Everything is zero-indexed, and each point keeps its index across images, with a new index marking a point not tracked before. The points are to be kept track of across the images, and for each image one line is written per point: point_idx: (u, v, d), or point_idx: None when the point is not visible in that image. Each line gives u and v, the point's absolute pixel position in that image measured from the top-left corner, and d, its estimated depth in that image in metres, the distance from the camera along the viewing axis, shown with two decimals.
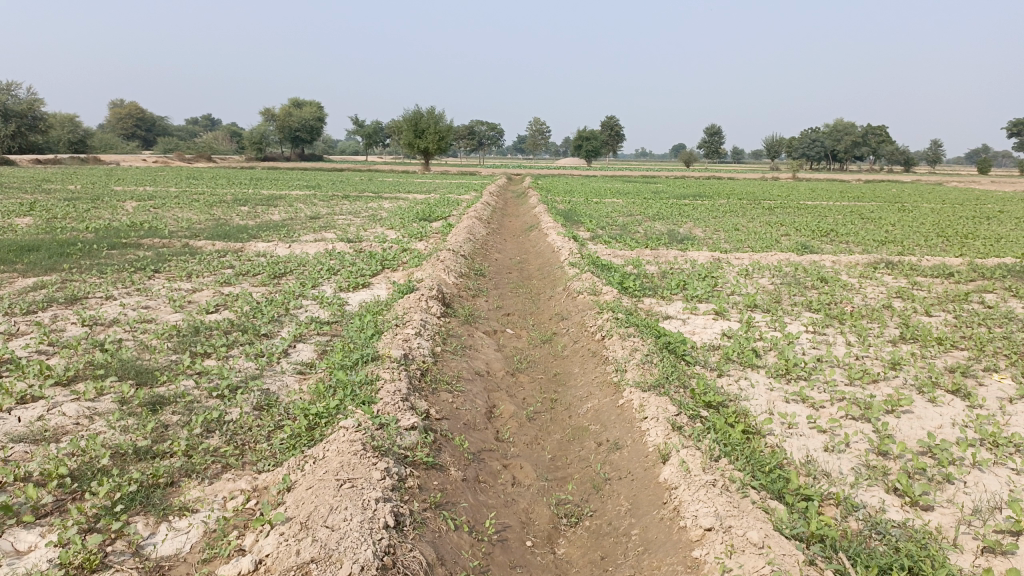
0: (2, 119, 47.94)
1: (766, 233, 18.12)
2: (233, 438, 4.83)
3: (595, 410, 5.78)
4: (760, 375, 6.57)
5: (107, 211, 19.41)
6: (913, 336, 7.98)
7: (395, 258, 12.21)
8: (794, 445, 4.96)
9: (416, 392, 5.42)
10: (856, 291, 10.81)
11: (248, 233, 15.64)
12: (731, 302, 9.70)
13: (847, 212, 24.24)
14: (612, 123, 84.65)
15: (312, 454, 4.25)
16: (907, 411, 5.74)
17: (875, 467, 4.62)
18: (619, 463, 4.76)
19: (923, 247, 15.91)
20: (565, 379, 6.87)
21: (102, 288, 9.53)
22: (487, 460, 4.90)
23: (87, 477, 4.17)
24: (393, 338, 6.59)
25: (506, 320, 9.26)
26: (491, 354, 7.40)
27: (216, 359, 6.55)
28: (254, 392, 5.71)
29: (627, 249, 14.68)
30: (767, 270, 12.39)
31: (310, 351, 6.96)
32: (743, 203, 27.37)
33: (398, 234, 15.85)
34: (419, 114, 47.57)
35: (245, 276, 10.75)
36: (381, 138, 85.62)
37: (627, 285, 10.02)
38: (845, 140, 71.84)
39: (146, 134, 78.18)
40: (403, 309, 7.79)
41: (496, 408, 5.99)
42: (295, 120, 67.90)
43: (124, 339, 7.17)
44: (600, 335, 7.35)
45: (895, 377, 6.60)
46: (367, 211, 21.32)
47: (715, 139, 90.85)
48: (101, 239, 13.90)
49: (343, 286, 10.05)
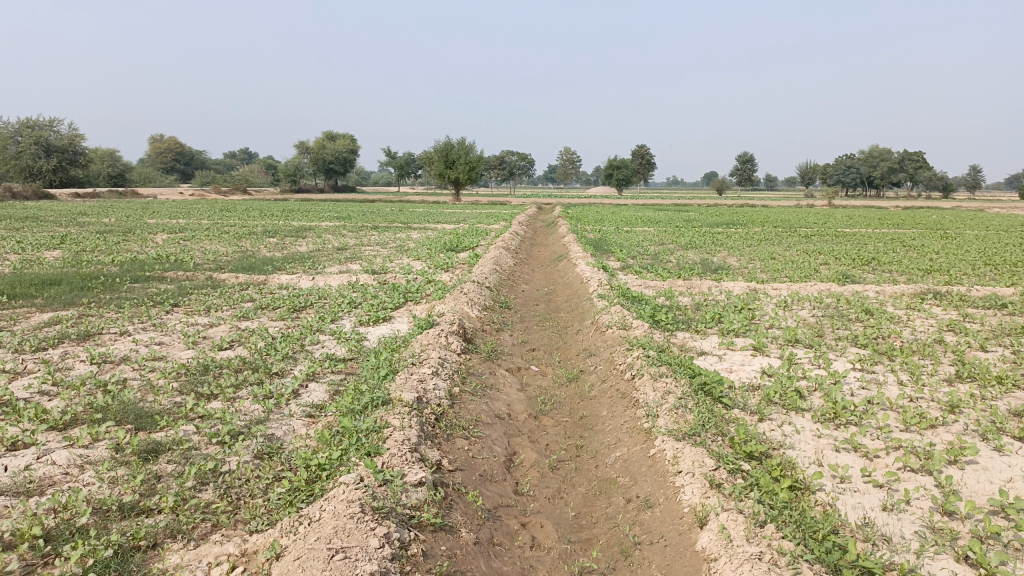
0: (44, 153, 49.07)
1: (805, 261, 17.48)
2: (227, 492, 4.44)
3: (625, 460, 5.28)
4: (806, 421, 6.03)
5: (136, 244, 19.45)
6: (970, 374, 7.35)
7: (419, 290, 11.89)
8: (848, 503, 4.44)
9: (428, 441, 4.98)
10: (904, 324, 10.17)
11: (273, 265, 15.47)
12: (770, 337, 9.14)
13: (888, 239, 23.40)
14: (643, 151, 84.48)
15: (307, 513, 3.83)
16: (971, 462, 5.17)
17: (942, 531, 4.08)
18: (650, 526, 4.26)
19: (970, 276, 15.18)
20: (592, 423, 6.38)
21: (118, 323, 9.31)
22: (504, 518, 4.44)
23: (63, 539, 3.80)
24: (407, 378, 6.18)
25: (531, 356, 8.83)
26: (513, 395, 6.96)
27: (222, 400, 6.20)
28: (256, 438, 5.31)
29: (660, 280, 14.15)
30: (806, 302, 11.80)
31: (322, 391, 6.57)
32: (778, 230, 26.70)
33: (424, 265, 15.52)
34: (450, 145, 47.76)
35: (264, 310, 10.48)
36: (413, 169, 86.42)
37: (659, 318, 9.54)
38: (881, 166, 70.51)
39: (184, 167, 79.69)
40: (421, 346, 7.36)
41: (517, 456, 5.53)
42: (328, 153, 68.63)
43: (130, 378, 6.87)
44: (629, 375, 6.88)
45: (955, 422, 6.01)
46: (394, 242, 21.08)
47: (748, 165, 89.93)
48: (125, 272, 13.78)
49: (363, 320, 9.72)
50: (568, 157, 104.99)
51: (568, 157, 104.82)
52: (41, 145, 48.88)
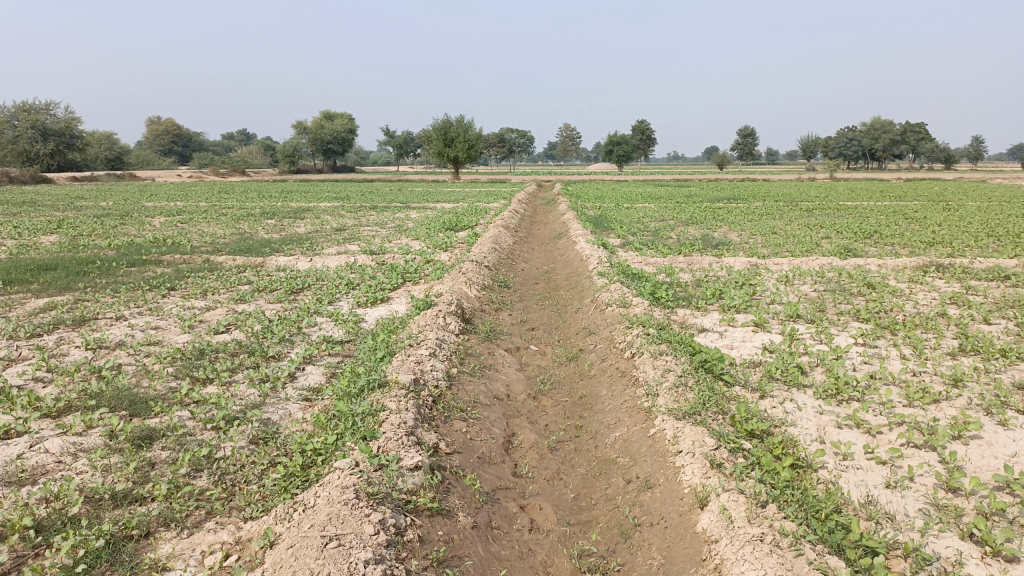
0: (41, 138, 48.78)
1: (806, 236, 17.35)
2: (222, 478, 4.38)
3: (624, 440, 5.22)
4: (808, 397, 5.97)
5: (134, 228, 19.33)
6: (974, 348, 7.27)
7: (417, 270, 11.79)
8: (851, 481, 4.38)
9: (425, 423, 4.91)
10: (907, 298, 10.08)
11: (270, 247, 15.35)
12: (771, 312, 9.05)
13: (889, 212, 23.26)
14: (643, 126, 83.95)
15: (302, 500, 3.77)
16: (975, 437, 5.10)
17: (946, 509, 4.02)
18: (650, 507, 4.21)
19: (974, 248, 15.05)
20: (592, 403, 6.32)
21: (114, 308, 9.23)
22: (502, 501, 4.38)
23: (55, 529, 3.74)
24: (404, 360, 6.11)
25: (530, 335, 8.76)
26: (512, 375, 6.90)
27: (217, 385, 6.14)
28: (252, 423, 5.25)
29: (660, 256, 14.04)
30: (808, 276, 11.70)
31: (319, 374, 6.51)
32: (779, 205, 26.54)
33: (422, 245, 15.39)
34: (448, 123, 47.41)
35: (261, 293, 10.40)
36: (412, 148, 86.01)
37: (659, 295, 9.46)
38: (882, 138, 69.99)
39: (183, 149, 79.31)
40: (419, 327, 7.28)
41: (515, 438, 5.47)
42: (327, 133, 68.22)
43: (125, 363, 6.80)
44: (629, 353, 6.80)
45: (959, 396, 5.94)
46: (394, 222, 20.93)
47: (748, 139, 89.41)
48: (121, 256, 13.66)
49: (361, 301, 9.64)
50: (568, 133, 104.50)
51: (568, 134, 104.16)
52: (38, 129, 48.54)
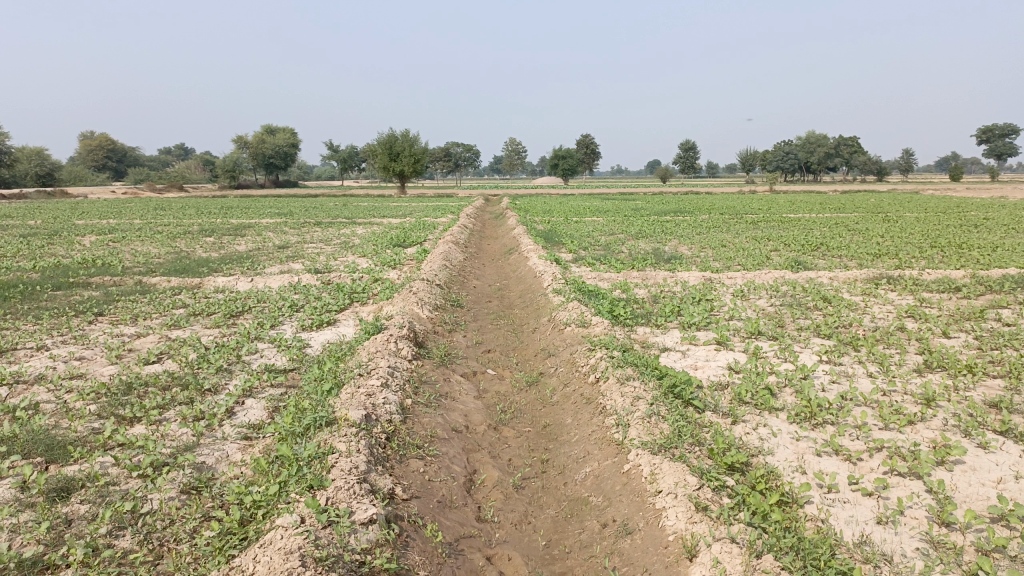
0: None
1: (755, 248, 17.38)
2: (148, 538, 3.86)
3: (595, 476, 4.86)
4: (781, 421, 5.70)
5: (62, 247, 18.30)
6: (939, 363, 7.12)
7: (365, 290, 11.29)
8: (841, 518, 4.09)
9: (379, 466, 4.47)
10: (863, 311, 10.00)
11: (208, 266, 14.63)
12: (732, 329, 8.82)
13: (833, 224, 23.55)
14: (588, 140, 84.66)
15: (240, 566, 3.31)
16: (958, 462, 4.87)
17: (945, 547, 3.74)
18: (631, 556, 3.85)
19: (919, 259, 15.21)
20: (556, 433, 5.96)
21: (35, 337, 8.51)
22: (467, 553, 3.98)
23: None
24: (354, 392, 5.63)
25: (487, 358, 8.37)
26: (470, 403, 6.49)
27: (146, 425, 5.57)
28: (183, 469, 4.72)
29: (614, 272, 13.79)
30: (763, 291, 11.58)
31: (259, 409, 5.97)
32: (725, 217, 26.80)
33: (370, 262, 14.87)
34: (393, 137, 46.77)
35: (198, 317, 9.78)
36: (356, 163, 85.14)
37: (617, 313, 9.17)
38: (818, 152, 71.81)
39: (117, 164, 76.85)
40: (368, 354, 6.80)
41: (477, 476, 5.06)
42: (268, 147, 66.78)
43: (43, 401, 6.16)
44: (593, 379, 6.47)
45: (934, 417, 5.73)
46: (339, 239, 20.32)
47: (690, 153, 90.95)
48: (46, 279, 12.78)
49: (305, 325, 9.12)
50: (512, 148, 104.59)
51: (512, 148, 104.50)
52: None
